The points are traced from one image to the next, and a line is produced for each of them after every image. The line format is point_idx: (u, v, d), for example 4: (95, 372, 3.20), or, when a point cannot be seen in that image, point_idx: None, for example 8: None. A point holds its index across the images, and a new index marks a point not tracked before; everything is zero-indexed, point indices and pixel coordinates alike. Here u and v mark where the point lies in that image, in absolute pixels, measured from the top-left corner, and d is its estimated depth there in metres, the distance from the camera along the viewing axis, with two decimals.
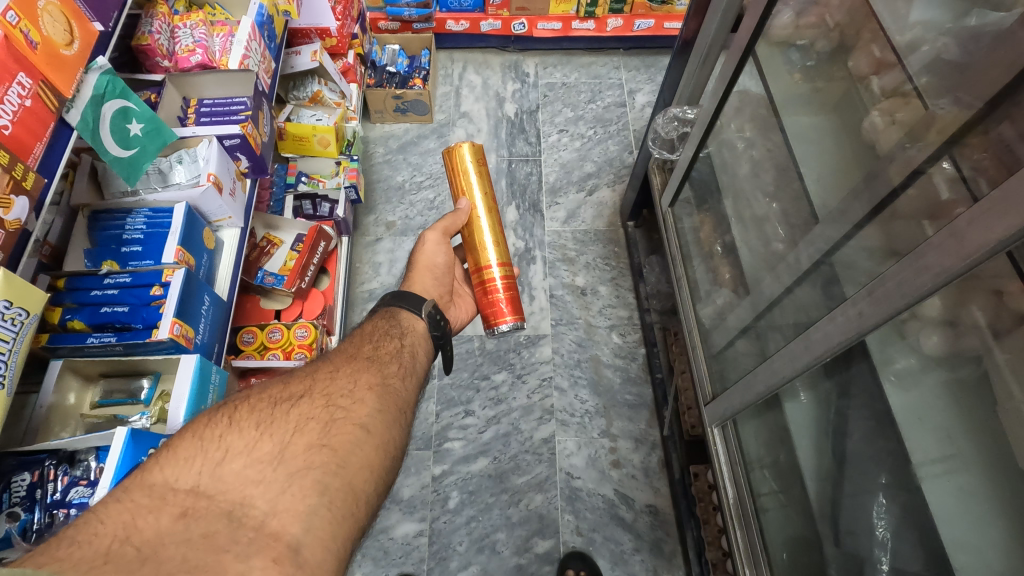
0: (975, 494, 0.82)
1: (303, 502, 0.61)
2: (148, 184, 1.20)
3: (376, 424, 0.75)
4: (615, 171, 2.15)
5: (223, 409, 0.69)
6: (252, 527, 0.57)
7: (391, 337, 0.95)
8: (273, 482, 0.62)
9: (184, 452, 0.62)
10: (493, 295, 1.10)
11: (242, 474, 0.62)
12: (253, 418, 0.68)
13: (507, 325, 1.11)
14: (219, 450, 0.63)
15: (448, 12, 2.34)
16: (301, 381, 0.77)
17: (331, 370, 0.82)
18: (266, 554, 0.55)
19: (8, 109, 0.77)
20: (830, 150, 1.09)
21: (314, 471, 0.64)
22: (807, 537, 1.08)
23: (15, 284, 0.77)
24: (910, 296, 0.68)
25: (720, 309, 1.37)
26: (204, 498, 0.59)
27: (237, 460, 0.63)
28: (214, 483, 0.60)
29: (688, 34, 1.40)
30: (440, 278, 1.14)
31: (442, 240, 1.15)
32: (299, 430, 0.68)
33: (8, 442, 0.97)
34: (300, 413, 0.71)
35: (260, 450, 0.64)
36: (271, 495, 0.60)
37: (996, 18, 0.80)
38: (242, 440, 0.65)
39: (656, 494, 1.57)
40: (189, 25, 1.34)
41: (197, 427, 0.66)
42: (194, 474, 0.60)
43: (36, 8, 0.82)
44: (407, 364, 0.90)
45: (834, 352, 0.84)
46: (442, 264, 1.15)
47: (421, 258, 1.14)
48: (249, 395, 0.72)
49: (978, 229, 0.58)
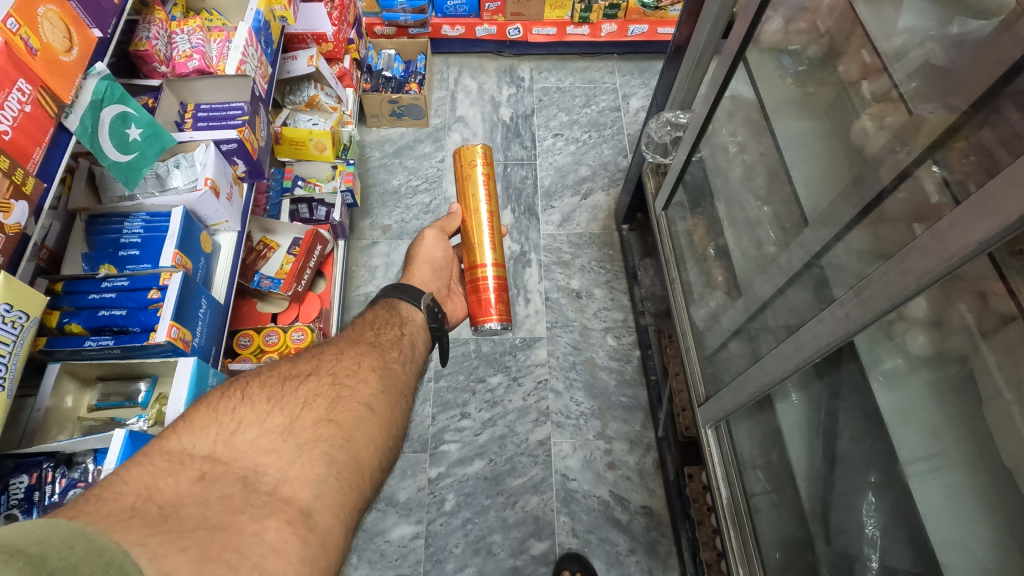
0: (962, 491, 0.83)
1: (312, 471, 0.62)
2: (145, 188, 1.20)
3: (379, 403, 0.76)
4: (610, 174, 2.17)
5: (234, 384, 0.70)
6: (265, 492, 0.58)
7: (392, 325, 0.96)
8: (284, 451, 0.63)
9: (199, 422, 0.63)
10: (484, 293, 1.11)
11: (255, 444, 0.62)
12: (264, 392, 0.69)
13: (494, 322, 1.11)
14: (232, 421, 0.64)
15: (443, 17, 2.36)
16: (307, 361, 0.78)
17: (336, 352, 0.83)
18: (279, 516, 0.56)
19: (9, 114, 0.78)
20: (821, 154, 1.11)
21: (322, 443, 0.65)
22: (800, 537, 1.09)
23: (15, 287, 0.78)
24: (896, 297, 0.69)
25: (713, 310, 1.39)
26: (220, 464, 0.59)
27: (250, 431, 0.64)
28: (229, 451, 0.61)
29: (680, 40, 1.42)
30: (439, 271, 1.16)
31: (441, 238, 1.18)
32: (307, 405, 0.69)
33: (6, 444, 0.96)
34: (308, 389, 0.72)
35: (272, 422, 0.65)
36: (283, 464, 0.61)
37: (977, 26, 0.83)
38: (254, 412, 0.66)
39: (650, 495, 1.59)
40: (186, 31, 1.36)
41: (210, 399, 0.66)
42: (210, 442, 0.61)
43: (37, 15, 0.83)
44: (406, 351, 0.91)
45: (822, 353, 0.85)
46: (441, 259, 1.18)
47: (420, 252, 1.16)
48: (259, 372, 0.73)
49: (960, 231, 0.60)
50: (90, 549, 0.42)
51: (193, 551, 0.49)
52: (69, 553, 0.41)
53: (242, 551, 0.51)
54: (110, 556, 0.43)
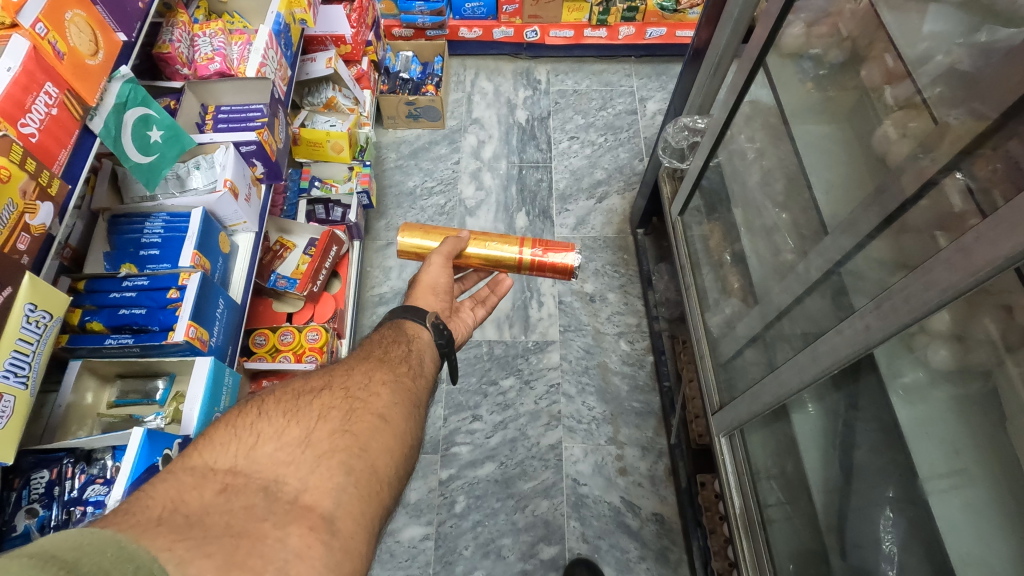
0: (984, 509, 0.81)
1: (331, 480, 0.62)
2: (166, 189, 1.23)
3: (393, 414, 0.75)
4: (625, 178, 2.15)
5: (251, 401, 0.70)
6: (287, 501, 0.59)
7: (399, 343, 0.94)
8: (303, 462, 0.63)
9: (219, 439, 0.64)
10: (544, 262, 1.12)
11: (274, 456, 0.63)
12: (280, 407, 0.69)
13: (576, 257, 1.13)
14: (251, 436, 0.64)
15: (460, 19, 2.37)
16: (320, 377, 0.78)
17: (346, 368, 0.82)
18: (302, 522, 0.57)
19: (36, 117, 0.80)
20: (842, 161, 1.09)
21: (339, 453, 0.65)
22: (814, 549, 1.07)
23: (40, 288, 0.80)
24: (917, 311, 0.68)
25: (729, 317, 1.37)
26: (242, 476, 0.60)
27: (270, 444, 0.64)
28: (250, 464, 0.61)
29: (699, 43, 1.41)
30: (442, 296, 1.09)
31: (446, 264, 1.10)
32: (322, 417, 0.69)
33: (28, 439, 0.99)
34: (322, 403, 0.72)
35: (289, 435, 0.66)
36: (303, 474, 0.62)
37: (1006, 34, 0.80)
38: (271, 426, 0.66)
39: (662, 502, 1.57)
40: (208, 33, 1.38)
41: (230, 417, 0.67)
42: (231, 456, 0.62)
43: (64, 19, 0.85)
44: (415, 366, 0.90)
45: (841, 365, 0.84)
46: (446, 285, 1.10)
47: (423, 279, 1.10)
48: (273, 390, 0.73)
49: (985, 245, 0.58)
50: (120, 555, 0.43)
51: (218, 557, 0.50)
52: (100, 558, 0.42)
53: (266, 557, 0.52)
54: (140, 563, 0.44)
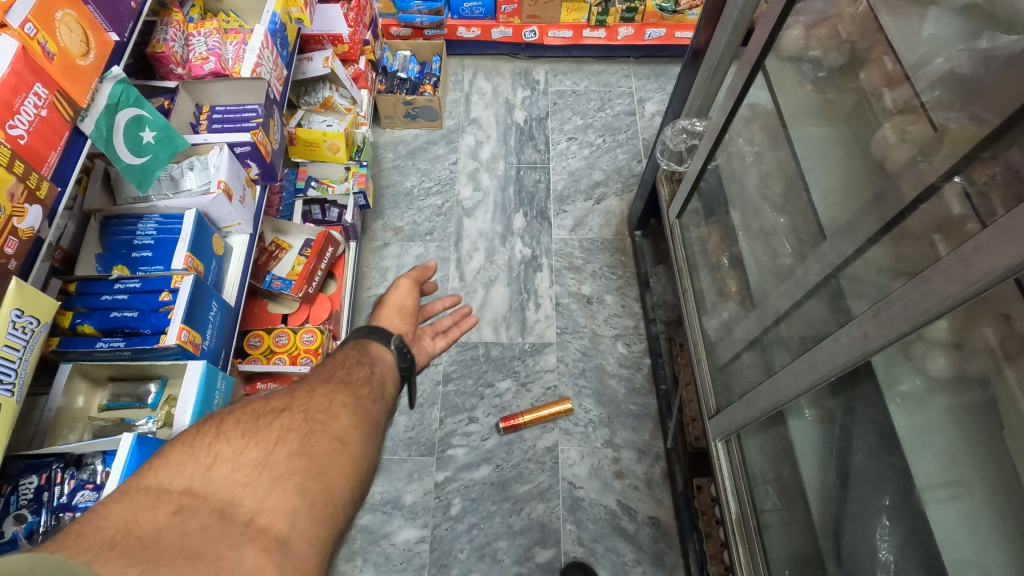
0: (980, 519, 0.81)
1: (287, 502, 0.61)
2: (159, 190, 1.22)
3: (352, 437, 0.74)
4: (623, 180, 2.15)
5: (212, 421, 0.69)
6: (241, 523, 0.57)
7: (362, 364, 0.92)
8: (260, 484, 0.62)
9: (176, 459, 0.63)
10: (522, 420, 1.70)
11: (231, 477, 0.62)
12: (240, 427, 0.69)
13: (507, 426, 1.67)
14: (208, 457, 0.64)
15: (459, 19, 2.36)
16: (281, 397, 0.77)
17: (307, 390, 0.81)
18: (257, 544, 0.56)
19: (24, 119, 0.78)
20: (841, 162, 1.08)
21: (296, 476, 0.64)
22: (809, 554, 1.07)
23: (27, 293, 0.79)
24: (916, 320, 0.67)
25: (726, 321, 1.36)
26: (198, 497, 0.59)
27: (226, 465, 0.63)
28: (206, 485, 0.61)
29: (698, 45, 1.40)
30: (409, 318, 1.11)
31: (414, 288, 1.16)
32: (280, 439, 0.68)
33: (18, 442, 0.98)
34: (281, 425, 0.71)
35: (247, 456, 0.65)
36: (259, 495, 0.61)
37: (1008, 41, 0.80)
38: (229, 447, 0.65)
39: (658, 505, 1.57)
40: (203, 33, 1.37)
41: (187, 437, 0.66)
42: (186, 477, 0.61)
43: (54, 19, 0.84)
44: (377, 389, 0.88)
45: (838, 372, 0.83)
46: (412, 308, 1.13)
47: (391, 300, 1.13)
48: (233, 409, 0.72)
49: (985, 255, 0.58)
50: None
51: None
52: None
53: None
54: None
